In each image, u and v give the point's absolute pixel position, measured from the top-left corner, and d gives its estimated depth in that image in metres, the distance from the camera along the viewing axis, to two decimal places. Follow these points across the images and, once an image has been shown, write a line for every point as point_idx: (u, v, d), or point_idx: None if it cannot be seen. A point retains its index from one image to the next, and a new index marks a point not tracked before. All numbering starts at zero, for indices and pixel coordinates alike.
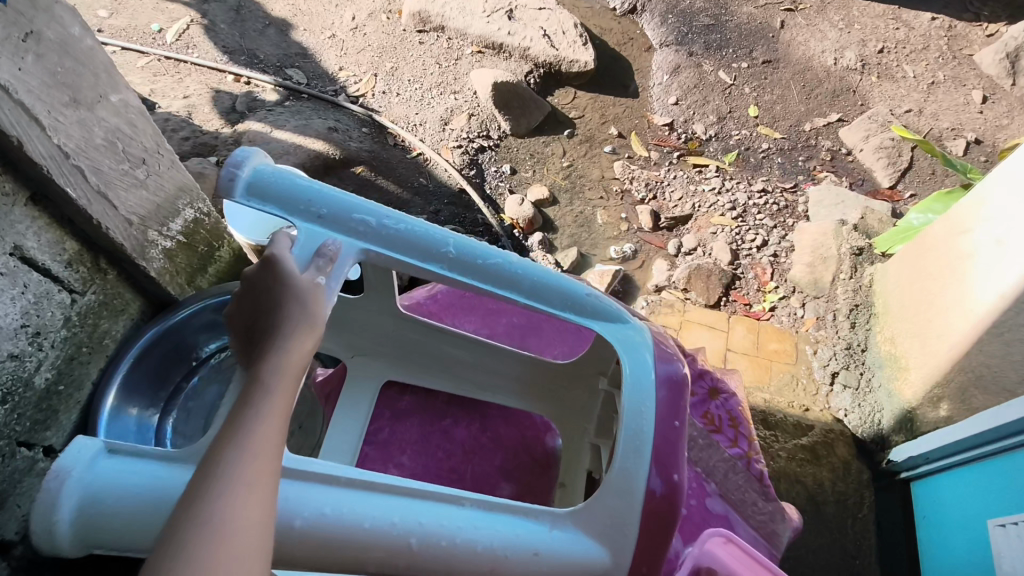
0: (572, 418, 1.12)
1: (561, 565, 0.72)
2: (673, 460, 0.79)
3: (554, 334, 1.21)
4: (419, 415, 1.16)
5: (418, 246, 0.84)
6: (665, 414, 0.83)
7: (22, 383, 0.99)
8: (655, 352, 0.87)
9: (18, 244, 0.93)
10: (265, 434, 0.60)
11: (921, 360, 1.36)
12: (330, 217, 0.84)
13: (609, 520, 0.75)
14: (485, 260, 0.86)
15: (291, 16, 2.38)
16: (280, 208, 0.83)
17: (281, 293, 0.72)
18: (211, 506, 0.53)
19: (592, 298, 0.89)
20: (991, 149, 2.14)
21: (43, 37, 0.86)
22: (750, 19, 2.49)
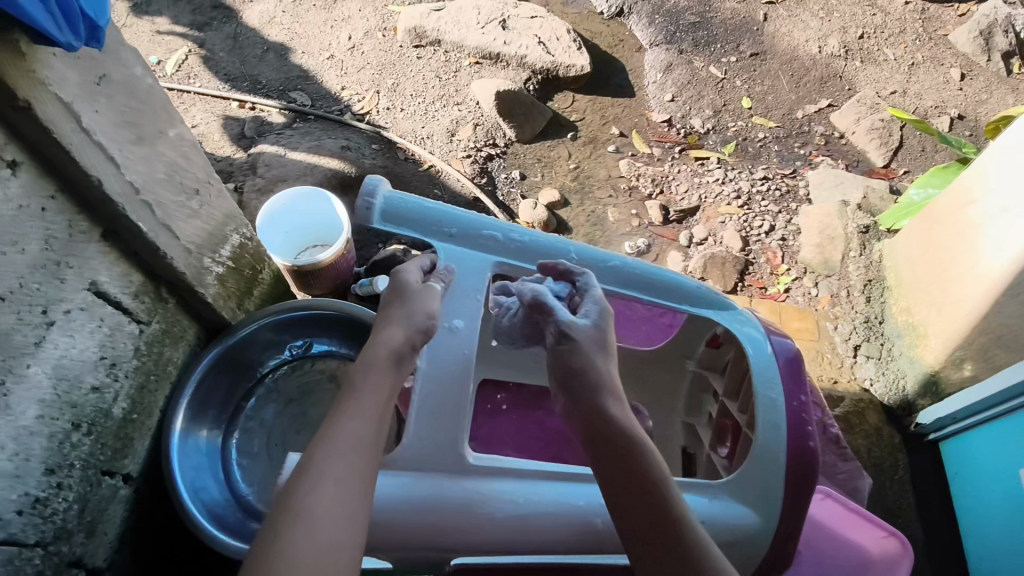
0: (662, 400, 1.21)
1: (722, 527, 0.90)
2: (806, 431, 0.95)
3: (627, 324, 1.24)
4: (517, 409, 1.27)
5: (542, 253, 1.07)
6: (793, 389, 0.99)
7: (103, 414, 1.03)
8: (765, 331, 1.04)
9: (93, 279, 0.96)
10: (351, 437, 0.74)
11: (940, 326, 1.44)
12: (460, 235, 1.05)
13: (756, 489, 0.93)
14: (596, 260, 1.07)
15: (288, 39, 2.38)
16: (420, 232, 1.03)
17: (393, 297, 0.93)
18: (311, 500, 0.67)
19: (696, 289, 1.06)
20: (975, 124, 2.25)
21: (112, 79, 0.89)
22: (733, 14, 2.58)
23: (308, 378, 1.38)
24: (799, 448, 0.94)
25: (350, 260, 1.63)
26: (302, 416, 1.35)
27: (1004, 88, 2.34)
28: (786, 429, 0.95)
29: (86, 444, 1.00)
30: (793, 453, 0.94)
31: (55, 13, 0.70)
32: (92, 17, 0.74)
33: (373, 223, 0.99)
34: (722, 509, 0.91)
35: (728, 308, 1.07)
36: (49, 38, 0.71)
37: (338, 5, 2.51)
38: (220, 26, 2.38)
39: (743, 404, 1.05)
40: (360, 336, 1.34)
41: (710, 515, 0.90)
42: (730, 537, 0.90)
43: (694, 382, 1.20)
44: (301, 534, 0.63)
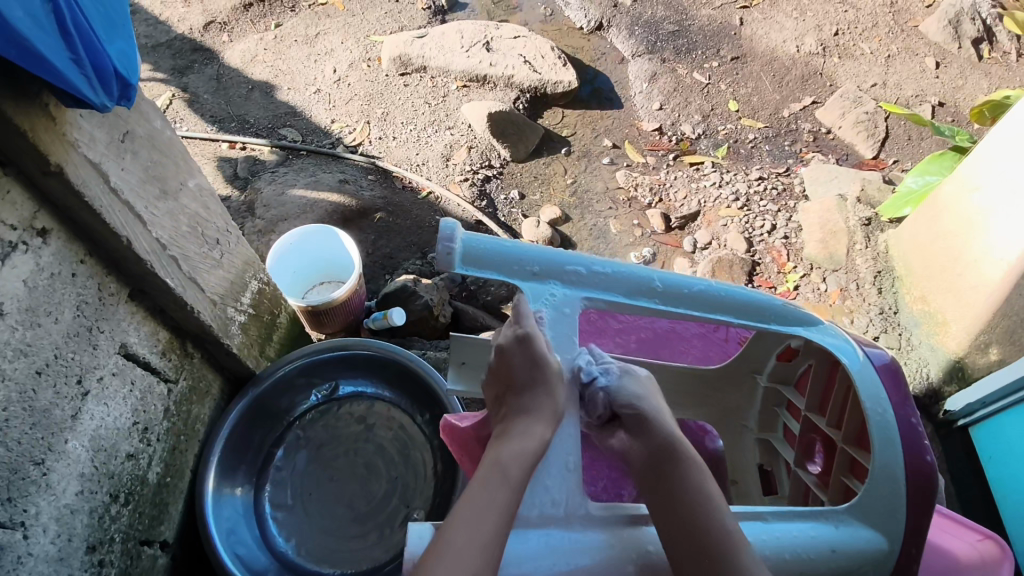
0: (730, 417, 1.15)
1: (853, 558, 0.78)
2: (919, 444, 0.83)
3: (678, 343, 1.23)
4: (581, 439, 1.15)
5: (626, 285, 0.88)
6: (896, 397, 0.86)
7: (139, 481, 0.99)
8: (860, 343, 0.91)
9: (123, 342, 0.93)
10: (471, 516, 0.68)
11: (959, 313, 1.47)
12: (542, 273, 0.87)
13: (881, 508, 0.81)
14: (691, 288, 0.89)
15: (272, 76, 2.36)
16: (494, 271, 0.84)
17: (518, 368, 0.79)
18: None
19: (789, 308, 0.91)
20: (955, 109, 2.31)
21: (136, 135, 0.88)
22: (710, 21, 2.63)
23: (336, 421, 1.31)
24: (916, 463, 0.82)
25: (362, 296, 1.60)
26: (333, 463, 1.28)
27: (977, 73, 2.41)
28: (902, 445, 0.82)
29: (124, 515, 0.96)
30: (910, 466, 0.82)
31: (89, 75, 0.68)
32: (124, 76, 0.72)
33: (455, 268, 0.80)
34: (848, 536, 0.78)
35: (828, 329, 0.93)
36: (82, 100, 0.69)
37: (319, 39, 2.50)
38: (202, 69, 2.36)
39: (831, 418, 0.96)
40: (394, 374, 1.30)
41: (843, 545, 0.78)
42: (859, 566, 0.78)
43: (766, 397, 1.12)
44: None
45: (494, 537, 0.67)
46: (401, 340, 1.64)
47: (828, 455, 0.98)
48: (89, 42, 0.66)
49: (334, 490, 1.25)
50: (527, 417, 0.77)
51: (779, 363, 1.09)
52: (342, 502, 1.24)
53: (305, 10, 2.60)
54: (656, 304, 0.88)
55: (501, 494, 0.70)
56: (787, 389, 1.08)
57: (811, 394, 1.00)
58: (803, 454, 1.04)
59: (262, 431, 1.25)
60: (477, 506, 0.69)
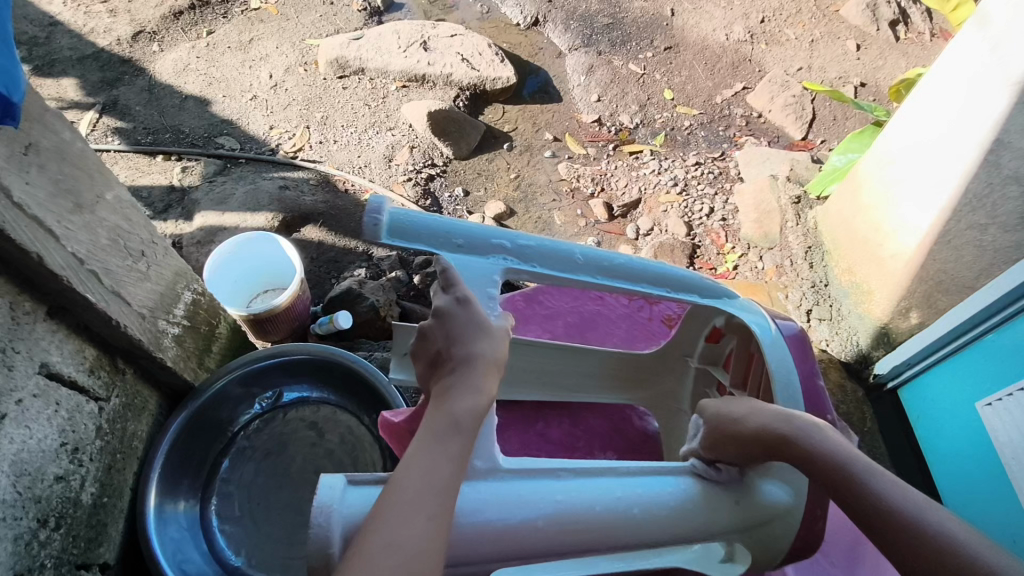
0: (663, 397, 1.17)
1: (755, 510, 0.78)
2: (822, 403, 0.87)
3: (606, 325, 1.25)
4: (512, 425, 1.16)
5: (550, 258, 0.86)
6: (801, 362, 0.89)
7: (71, 503, 0.97)
8: (773, 315, 0.94)
9: (45, 361, 0.91)
10: (435, 472, 0.66)
11: (881, 282, 1.54)
12: (468, 245, 0.84)
13: (786, 466, 0.80)
14: (611, 260, 0.89)
15: (206, 85, 2.30)
16: (420, 245, 0.81)
17: (460, 329, 0.76)
18: (397, 533, 0.61)
19: (705, 282, 0.94)
20: (876, 89, 2.42)
21: (41, 148, 0.86)
22: (643, 13, 2.68)
23: (283, 427, 1.31)
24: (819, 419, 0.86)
25: (306, 300, 1.59)
26: (283, 471, 1.27)
27: (895, 53, 2.53)
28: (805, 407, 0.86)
29: (57, 539, 0.94)
30: None
31: None
32: (5, 93, 0.71)
33: (383, 240, 0.77)
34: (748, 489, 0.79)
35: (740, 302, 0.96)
36: None
37: (253, 45, 2.46)
38: (132, 80, 2.29)
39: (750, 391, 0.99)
40: (337, 375, 1.30)
41: (749, 498, 0.78)
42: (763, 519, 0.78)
43: (697, 379, 1.13)
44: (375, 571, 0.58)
45: (449, 484, 0.66)
46: (349, 343, 1.64)
47: None
48: None
49: (285, 497, 1.24)
50: (476, 367, 0.74)
51: (708, 345, 1.10)
52: (292, 510, 1.23)
53: (237, 16, 2.55)
54: (579, 276, 0.87)
55: (457, 442, 0.68)
56: (717, 370, 1.09)
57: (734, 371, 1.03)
58: None
59: (204, 445, 1.22)
60: (427, 456, 0.67)
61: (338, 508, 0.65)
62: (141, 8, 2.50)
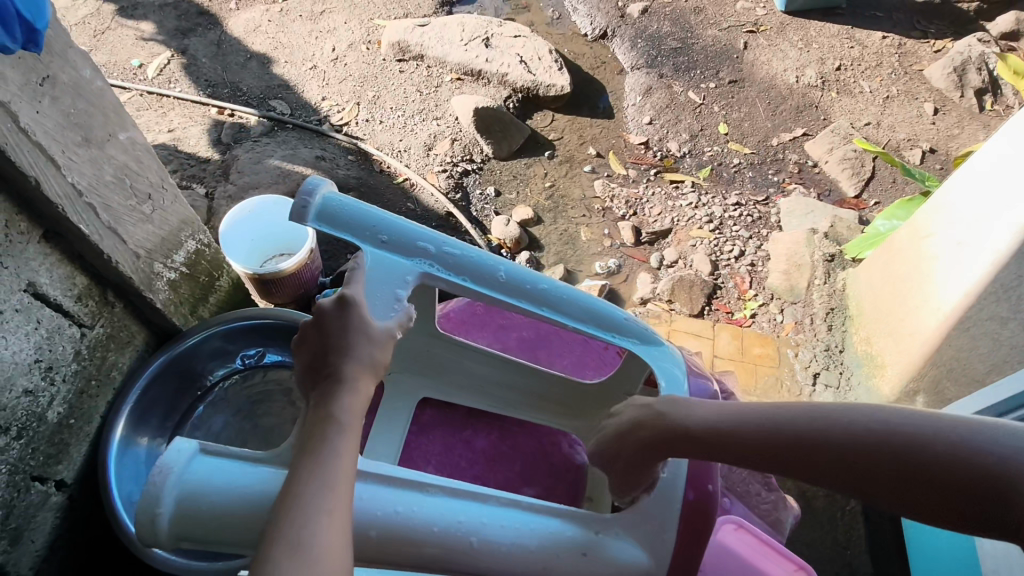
0: (600, 432, 1.12)
1: (605, 563, 0.83)
2: (707, 472, 0.89)
3: (562, 347, 1.22)
4: (441, 427, 1.14)
5: (470, 270, 0.89)
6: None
7: (35, 418, 1.01)
8: (690, 372, 0.93)
9: (32, 281, 0.95)
10: (341, 465, 0.67)
11: (895, 359, 1.46)
12: (392, 242, 0.88)
13: (649, 526, 0.87)
14: (533, 284, 0.89)
15: (271, 49, 2.38)
16: (345, 233, 0.87)
17: (339, 331, 0.79)
18: (304, 532, 0.60)
19: (631, 322, 0.93)
20: (946, 158, 2.28)
21: (59, 81, 0.90)
22: (714, 42, 2.62)
23: (256, 387, 1.36)
24: (699, 489, 0.88)
25: (315, 269, 1.62)
26: (248, 429, 1.31)
27: (976, 124, 2.38)
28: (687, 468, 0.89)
29: (15, 448, 0.99)
30: (694, 489, 0.88)
31: None
32: (29, 20, 0.74)
33: (307, 221, 0.83)
34: (600, 541, 0.84)
35: (666, 349, 0.95)
36: None
37: (324, 17, 2.53)
38: (205, 33, 2.39)
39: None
40: None
41: (597, 551, 0.83)
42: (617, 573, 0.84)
43: None
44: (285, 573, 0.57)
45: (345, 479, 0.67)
46: None
47: None
48: None
49: None
50: (352, 368, 0.76)
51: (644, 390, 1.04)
52: None
53: None
54: (494, 292, 0.88)
55: (346, 438, 0.70)
56: None
57: None
58: None
59: (179, 390, 1.26)
60: (322, 453, 0.67)
61: (177, 472, 0.73)
62: None
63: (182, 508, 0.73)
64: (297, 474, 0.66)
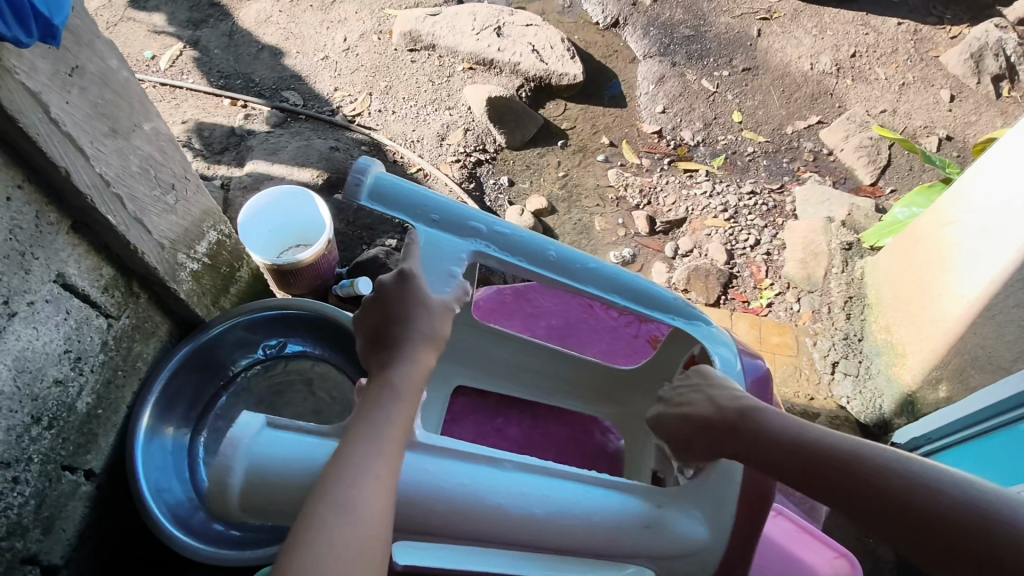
0: (635, 419, 1.12)
1: (666, 538, 0.81)
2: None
3: (591, 334, 1.22)
4: (474, 415, 1.14)
5: (523, 250, 0.87)
6: (758, 407, 0.90)
7: (66, 408, 1.02)
8: (742, 352, 0.94)
9: (61, 272, 0.96)
10: (391, 434, 0.71)
11: (917, 346, 1.45)
12: (444, 222, 0.86)
13: (707, 501, 0.84)
14: (586, 266, 0.88)
15: (283, 39, 2.37)
16: (396, 212, 0.84)
17: (401, 306, 0.80)
18: (352, 495, 0.63)
19: (679, 302, 0.92)
20: (963, 145, 2.26)
21: (86, 71, 0.90)
22: (727, 29, 2.60)
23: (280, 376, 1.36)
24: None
25: (333, 259, 1.61)
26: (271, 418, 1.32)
27: (993, 111, 2.36)
28: None
29: (46, 438, 0.99)
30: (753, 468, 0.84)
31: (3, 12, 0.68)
32: (46, 15, 0.72)
33: (360, 200, 0.80)
34: (663, 516, 0.82)
35: (718, 334, 0.94)
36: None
37: (334, 7, 2.52)
38: (216, 24, 2.38)
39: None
40: (327, 334, 1.32)
41: (659, 525, 0.81)
42: (678, 550, 0.81)
43: None
44: (330, 531, 0.60)
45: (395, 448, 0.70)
46: None
47: None
48: None
49: None
50: (413, 334, 0.79)
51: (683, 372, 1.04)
52: None
53: None
54: (547, 272, 0.87)
55: (399, 406, 0.73)
56: None
57: None
58: None
59: (204, 380, 1.27)
60: (377, 421, 0.71)
61: (248, 442, 0.73)
62: None
63: (252, 476, 0.72)
64: (347, 440, 0.69)
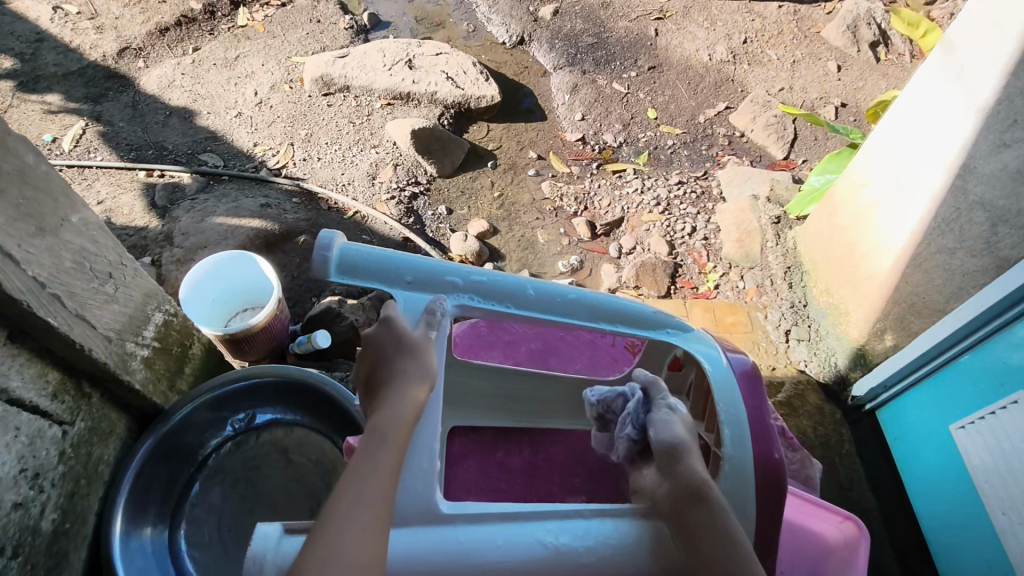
0: None
1: None
2: (769, 440, 0.84)
3: (571, 351, 1.22)
4: (473, 454, 1.13)
5: (500, 294, 0.88)
6: (752, 401, 0.88)
7: (30, 531, 0.95)
8: (724, 349, 0.94)
9: (5, 387, 0.89)
10: (381, 480, 0.70)
11: (858, 303, 1.55)
12: (418, 281, 0.87)
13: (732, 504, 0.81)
14: (564, 297, 0.89)
15: (190, 102, 2.30)
16: (370, 279, 0.85)
17: (391, 349, 0.82)
18: (336, 544, 0.64)
19: (659, 315, 0.93)
20: (857, 110, 2.45)
21: (3, 172, 0.86)
22: (627, 33, 2.72)
23: (255, 450, 1.30)
24: (766, 459, 0.83)
25: (284, 318, 1.55)
26: (252, 495, 1.26)
27: (876, 74, 2.57)
28: (753, 440, 0.84)
29: (14, 568, 0.92)
30: (762, 460, 0.83)
31: None
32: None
33: (330, 275, 0.82)
34: None
35: (697, 335, 0.95)
36: None
37: (239, 62, 2.47)
38: (117, 96, 2.29)
39: (708, 424, 0.95)
40: (300, 397, 1.29)
41: None
42: None
43: None
44: None
45: (381, 496, 0.69)
46: (327, 363, 1.62)
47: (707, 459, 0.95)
48: None
49: (256, 523, 1.23)
50: (402, 379, 0.79)
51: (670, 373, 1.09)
52: None
53: (223, 33, 2.57)
54: (528, 311, 0.88)
55: (387, 451, 0.72)
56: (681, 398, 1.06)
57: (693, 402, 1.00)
58: None
59: (173, 471, 1.20)
60: (363, 467, 0.70)
61: (272, 558, 0.68)
62: (128, 24, 2.51)
63: None
64: (341, 485, 0.70)
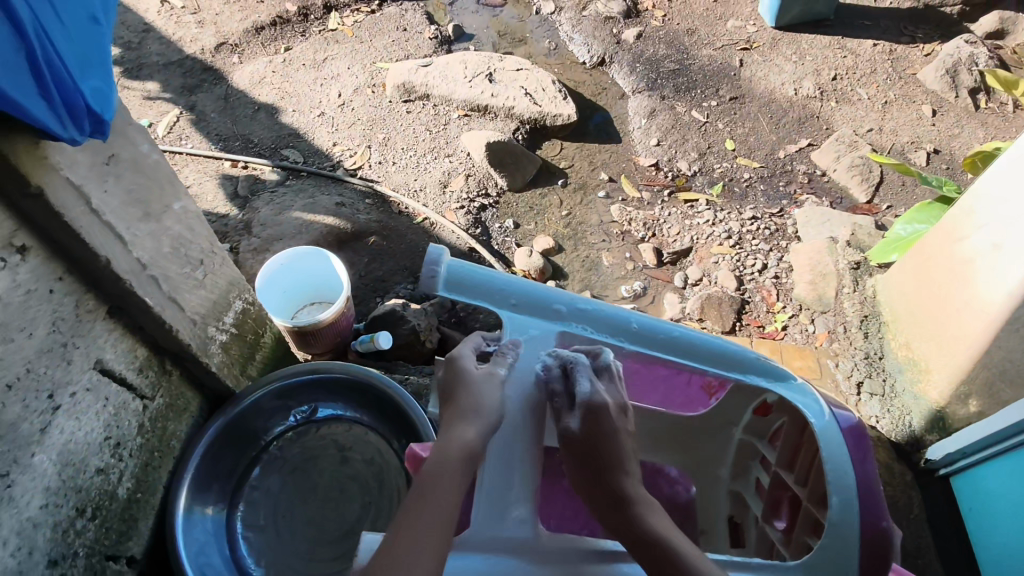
0: (704, 465, 1.15)
1: None
2: (878, 506, 0.82)
3: (645, 386, 1.16)
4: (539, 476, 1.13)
5: (604, 324, 0.91)
6: (860, 462, 0.85)
7: (107, 496, 1.00)
8: (830, 402, 0.91)
9: (100, 358, 0.95)
10: (444, 504, 0.72)
11: (942, 362, 1.47)
12: (523, 304, 0.91)
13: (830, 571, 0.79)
14: (666, 333, 0.91)
15: (278, 99, 2.40)
16: (477, 297, 0.88)
17: (456, 377, 0.84)
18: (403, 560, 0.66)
19: (759, 360, 0.92)
20: (950, 158, 2.33)
21: (121, 159, 0.91)
22: (710, 61, 2.68)
23: (314, 442, 1.33)
24: (873, 527, 0.80)
25: (349, 316, 1.58)
26: (309, 486, 1.29)
27: (974, 122, 2.44)
28: (859, 505, 0.81)
29: (89, 530, 0.97)
30: (865, 525, 0.80)
31: (60, 110, 0.73)
32: (97, 112, 0.77)
33: (438, 291, 0.85)
34: None
35: (797, 386, 0.93)
36: (53, 134, 0.74)
37: (326, 64, 2.56)
38: (211, 88, 2.42)
39: (800, 477, 0.95)
40: (362, 394, 1.31)
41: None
42: None
43: (740, 450, 1.12)
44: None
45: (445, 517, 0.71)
46: (387, 364, 1.65)
47: (795, 512, 0.95)
48: (63, 86, 0.72)
49: (310, 513, 1.26)
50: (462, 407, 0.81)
51: (755, 418, 1.08)
52: (324, 522, 1.26)
53: (314, 35, 2.68)
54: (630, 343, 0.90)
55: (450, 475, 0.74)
56: (762, 443, 1.07)
57: (781, 450, 0.99)
58: (771, 510, 1.01)
59: (236, 453, 1.24)
60: (427, 491, 0.73)
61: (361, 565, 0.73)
62: (227, 21, 2.65)
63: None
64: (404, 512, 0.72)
